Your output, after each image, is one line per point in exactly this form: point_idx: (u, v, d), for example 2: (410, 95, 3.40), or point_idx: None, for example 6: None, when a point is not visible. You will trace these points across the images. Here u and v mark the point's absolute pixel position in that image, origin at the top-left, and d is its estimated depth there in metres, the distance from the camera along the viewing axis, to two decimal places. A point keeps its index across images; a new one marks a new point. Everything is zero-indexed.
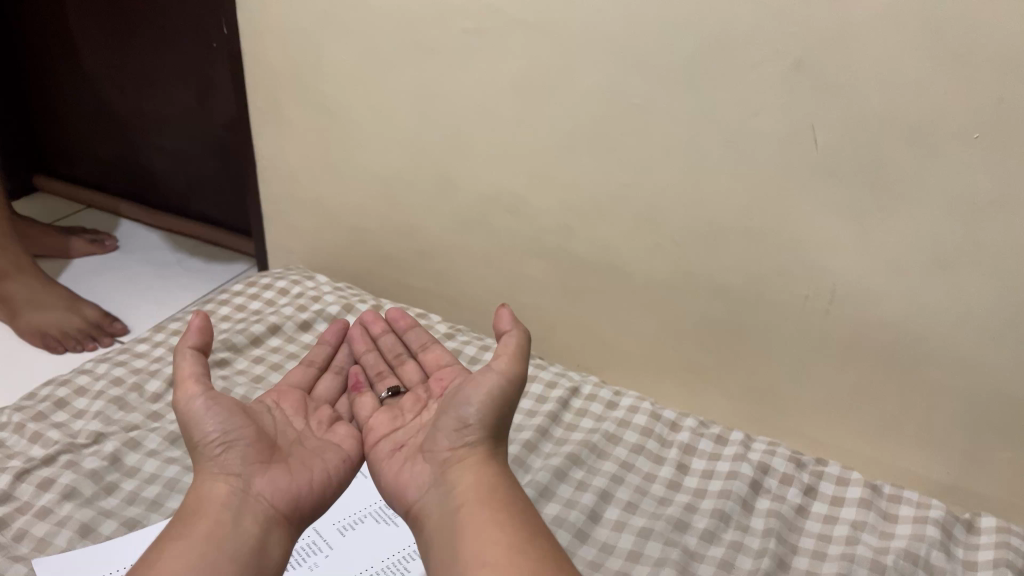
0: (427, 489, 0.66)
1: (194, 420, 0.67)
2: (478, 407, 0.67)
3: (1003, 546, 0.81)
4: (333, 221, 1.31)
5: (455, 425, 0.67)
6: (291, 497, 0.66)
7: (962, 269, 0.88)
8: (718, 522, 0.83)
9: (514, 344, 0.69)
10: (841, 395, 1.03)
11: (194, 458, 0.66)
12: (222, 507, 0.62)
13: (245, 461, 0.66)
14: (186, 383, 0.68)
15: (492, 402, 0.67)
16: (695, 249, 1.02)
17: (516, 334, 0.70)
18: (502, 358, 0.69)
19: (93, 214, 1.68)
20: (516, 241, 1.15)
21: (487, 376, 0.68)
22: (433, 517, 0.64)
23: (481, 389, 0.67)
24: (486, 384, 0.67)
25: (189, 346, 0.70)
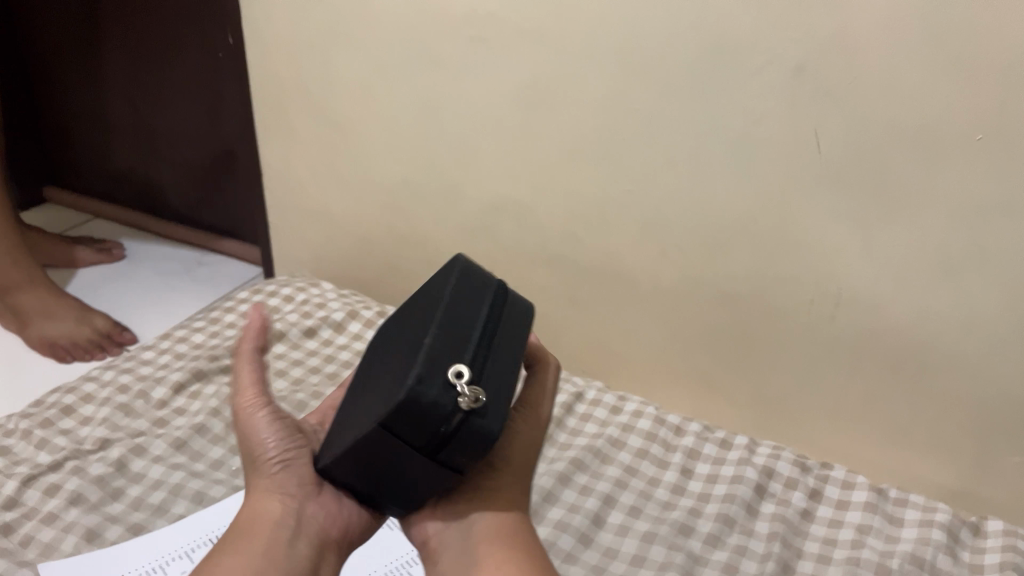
0: (444, 520, 0.63)
1: (256, 433, 0.66)
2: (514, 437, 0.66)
3: (1010, 549, 0.80)
4: (340, 231, 1.31)
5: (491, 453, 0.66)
6: (343, 519, 0.65)
7: (966, 274, 0.88)
8: (723, 527, 0.83)
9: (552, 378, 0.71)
10: (847, 400, 1.02)
11: (251, 469, 0.65)
12: (276, 527, 0.61)
13: (303, 482, 0.64)
14: (249, 396, 0.68)
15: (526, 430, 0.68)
16: (701, 255, 1.02)
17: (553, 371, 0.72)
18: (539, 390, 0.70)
19: (102, 226, 1.69)
20: (522, 248, 1.15)
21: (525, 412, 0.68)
22: (451, 555, 0.62)
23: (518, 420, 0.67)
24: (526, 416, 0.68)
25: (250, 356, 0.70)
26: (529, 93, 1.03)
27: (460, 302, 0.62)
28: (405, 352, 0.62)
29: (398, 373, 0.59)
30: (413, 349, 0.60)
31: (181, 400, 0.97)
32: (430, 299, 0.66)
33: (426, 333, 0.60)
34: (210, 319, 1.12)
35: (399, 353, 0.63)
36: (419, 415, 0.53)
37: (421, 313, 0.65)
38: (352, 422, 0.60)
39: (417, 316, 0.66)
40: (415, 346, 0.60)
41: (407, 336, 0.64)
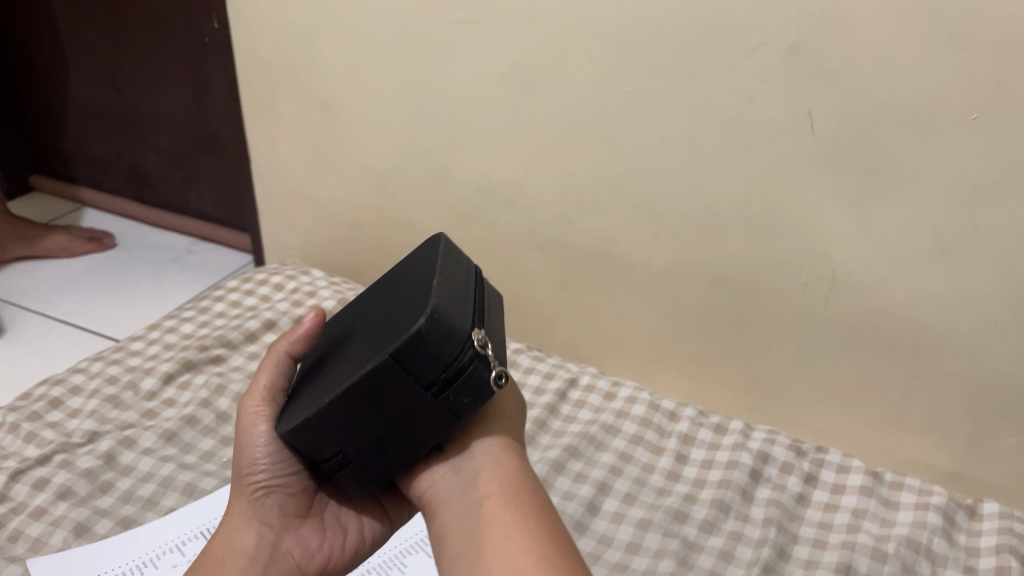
0: (442, 469, 0.59)
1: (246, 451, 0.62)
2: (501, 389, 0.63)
3: (1006, 532, 0.80)
4: (330, 218, 1.30)
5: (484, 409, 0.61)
6: (325, 553, 0.65)
7: (962, 255, 0.87)
8: (718, 513, 0.82)
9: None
10: (843, 384, 1.02)
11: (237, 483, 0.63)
12: (246, 561, 0.61)
13: (281, 515, 0.63)
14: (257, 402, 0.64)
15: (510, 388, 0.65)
16: (694, 238, 1.01)
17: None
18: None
19: (90, 215, 1.67)
20: (514, 233, 1.14)
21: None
22: (449, 509, 0.57)
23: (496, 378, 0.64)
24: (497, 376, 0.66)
25: (279, 354, 0.65)
26: (519, 75, 1.01)
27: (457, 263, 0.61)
28: (392, 308, 0.59)
29: (391, 323, 0.56)
30: (406, 302, 0.58)
31: (171, 391, 0.96)
32: (411, 272, 0.64)
33: (424, 283, 0.58)
34: (199, 309, 1.11)
35: (382, 315, 0.60)
36: (435, 348, 0.51)
37: (403, 283, 0.63)
38: (334, 376, 0.56)
39: (399, 287, 0.63)
40: (407, 298, 0.58)
41: (390, 301, 0.62)
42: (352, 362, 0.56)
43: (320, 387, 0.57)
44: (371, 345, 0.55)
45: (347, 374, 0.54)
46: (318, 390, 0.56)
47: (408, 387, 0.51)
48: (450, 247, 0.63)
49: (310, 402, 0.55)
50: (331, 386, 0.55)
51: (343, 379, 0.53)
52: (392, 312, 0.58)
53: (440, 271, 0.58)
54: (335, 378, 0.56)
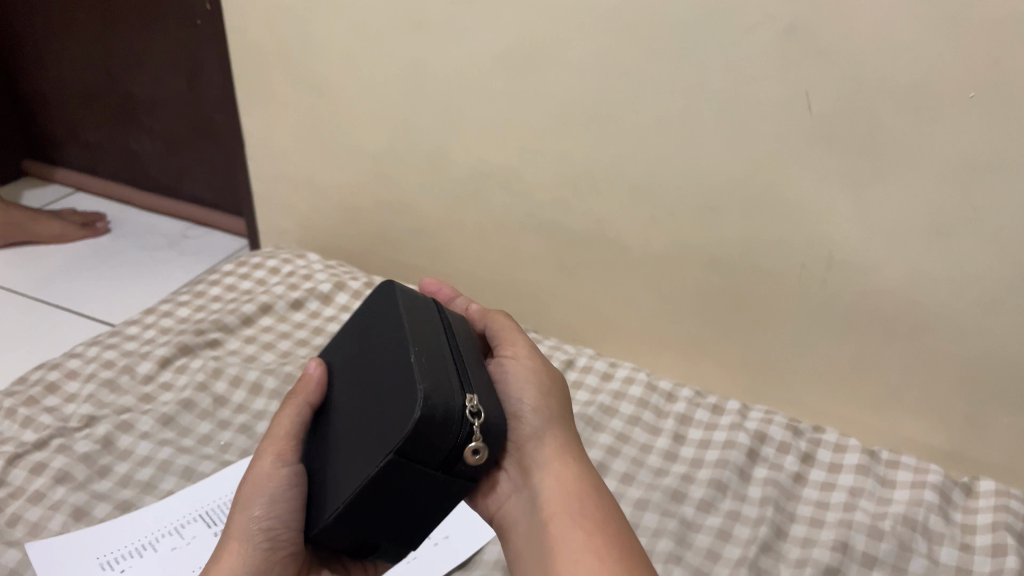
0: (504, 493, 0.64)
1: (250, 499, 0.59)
2: (523, 385, 0.64)
3: (1002, 509, 0.80)
4: (325, 201, 1.29)
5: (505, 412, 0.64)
6: None
7: (958, 234, 0.87)
8: (716, 492, 0.83)
9: (504, 322, 0.71)
10: (839, 364, 1.02)
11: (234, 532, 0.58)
12: None
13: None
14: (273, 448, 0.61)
15: (539, 371, 0.66)
16: (691, 219, 1.01)
17: (502, 318, 0.71)
18: (504, 333, 0.69)
19: (84, 199, 1.66)
20: (511, 215, 1.14)
21: (515, 352, 0.67)
22: (520, 530, 0.62)
23: (518, 368, 0.65)
24: (514, 352, 0.67)
25: (301, 403, 0.64)
26: (514, 56, 1.01)
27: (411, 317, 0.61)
28: (375, 380, 0.59)
29: (381, 401, 0.56)
30: (389, 375, 0.58)
31: (167, 374, 0.95)
32: (381, 331, 0.64)
33: (403, 353, 0.57)
34: (195, 293, 1.10)
35: (368, 387, 0.60)
36: (430, 434, 0.52)
37: (375, 344, 0.63)
38: (344, 463, 0.57)
39: (372, 347, 0.63)
40: (389, 371, 0.58)
41: (370, 367, 0.61)
42: (356, 444, 0.56)
43: (335, 473, 0.57)
44: (369, 429, 0.56)
45: (357, 464, 0.55)
46: (335, 478, 0.57)
47: (423, 470, 0.53)
48: (410, 309, 0.62)
49: (332, 492, 0.56)
50: (347, 475, 0.55)
51: (358, 471, 0.54)
52: (378, 388, 0.58)
53: (414, 342, 0.57)
54: (345, 464, 0.56)
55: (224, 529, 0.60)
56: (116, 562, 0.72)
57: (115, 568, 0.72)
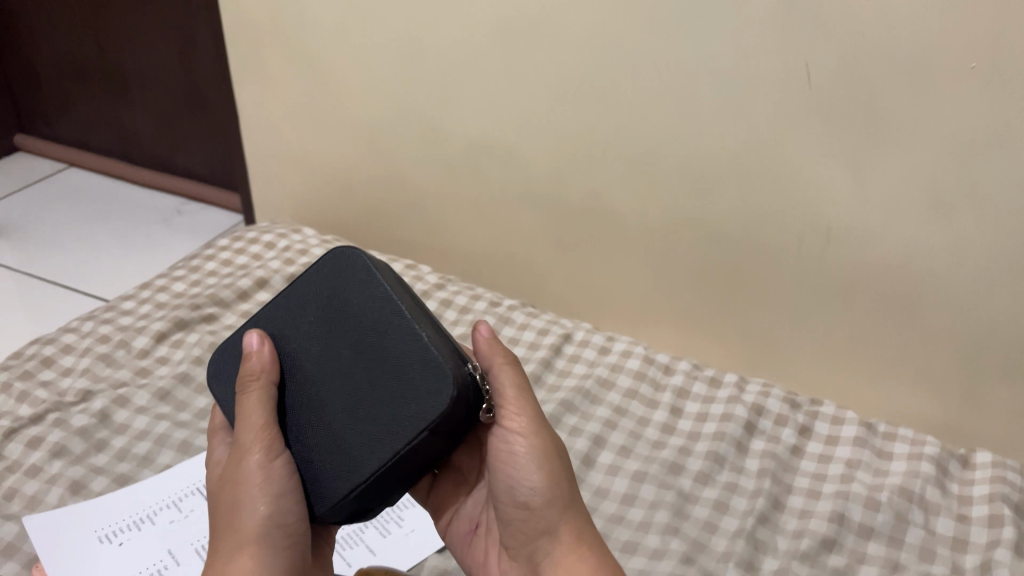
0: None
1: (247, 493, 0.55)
2: (531, 477, 0.58)
3: (999, 481, 0.80)
4: (321, 176, 1.28)
5: (512, 502, 0.59)
6: None
7: (957, 207, 0.87)
8: (713, 465, 0.83)
9: (512, 382, 0.60)
10: (837, 337, 1.02)
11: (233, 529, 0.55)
12: None
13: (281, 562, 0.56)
14: (259, 436, 0.57)
15: (547, 453, 0.59)
16: (689, 193, 1.00)
17: (510, 376, 0.60)
18: (507, 400, 0.59)
19: (77, 174, 1.65)
20: (507, 190, 1.13)
21: (521, 428, 0.59)
22: None
23: (525, 455, 0.58)
24: (520, 426, 0.59)
25: (268, 381, 0.59)
26: (511, 28, 0.99)
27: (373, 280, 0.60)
28: (355, 350, 0.58)
29: (379, 373, 0.57)
30: (378, 347, 0.57)
31: (163, 349, 0.95)
32: (338, 292, 0.61)
33: (394, 325, 0.57)
34: (190, 268, 1.10)
35: (343, 355, 0.59)
36: (462, 406, 0.55)
37: (333, 307, 0.60)
38: (344, 436, 0.57)
39: (330, 310, 0.60)
40: (378, 342, 0.58)
41: (339, 334, 0.59)
42: (356, 416, 0.57)
43: (330, 446, 0.58)
44: (373, 402, 0.57)
45: (369, 438, 0.56)
46: (335, 451, 0.57)
47: (446, 440, 0.57)
48: (378, 269, 0.59)
49: (339, 465, 0.57)
50: (357, 447, 0.56)
51: (377, 447, 0.56)
52: (365, 358, 0.58)
53: (406, 312, 0.57)
54: (347, 436, 0.57)
55: (220, 533, 0.56)
56: (114, 535, 0.72)
57: (114, 541, 0.72)
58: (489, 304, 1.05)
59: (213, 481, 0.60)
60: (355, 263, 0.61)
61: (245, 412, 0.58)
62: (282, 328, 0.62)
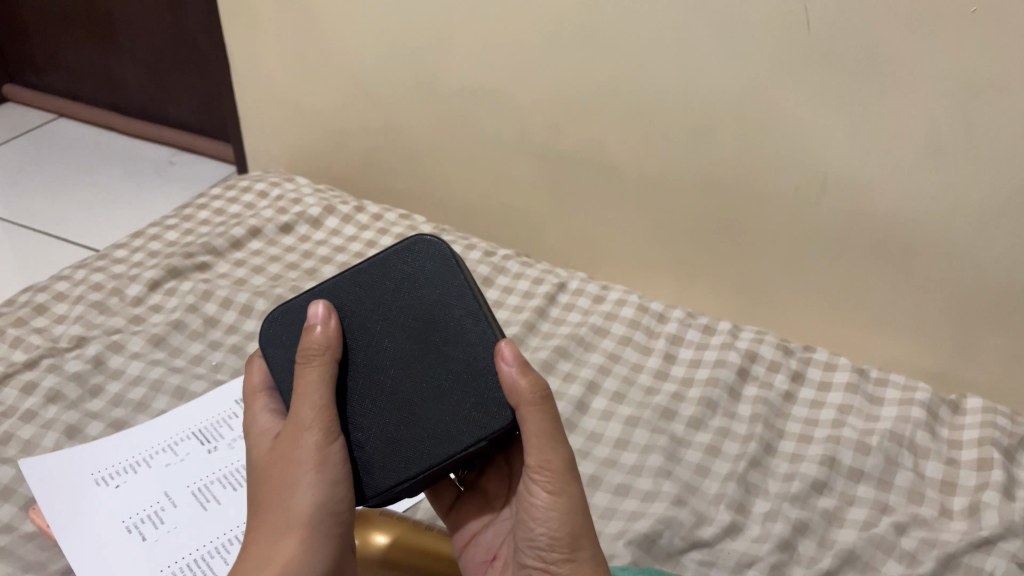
0: None
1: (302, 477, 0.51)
2: (551, 534, 0.51)
3: (989, 425, 0.81)
4: (314, 125, 1.27)
5: (531, 554, 0.53)
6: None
7: (955, 154, 0.86)
8: (706, 410, 0.83)
9: (538, 428, 0.52)
10: (831, 286, 1.02)
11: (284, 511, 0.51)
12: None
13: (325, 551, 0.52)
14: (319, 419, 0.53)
15: (573, 511, 0.52)
16: (686, 141, 1.00)
17: (539, 419, 0.52)
18: (533, 448, 0.52)
19: (68, 126, 1.63)
20: (503, 139, 1.12)
21: (546, 480, 0.52)
22: None
23: (546, 509, 0.51)
24: (543, 473, 0.52)
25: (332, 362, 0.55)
26: None
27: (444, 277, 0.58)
28: (423, 347, 0.57)
29: (445, 375, 0.56)
30: (451, 349, 0.57)
31: (157, 297, 0.95)
32: (413, 282, 0.58)
33: (471, 331, 0.57)
34: (183, 217, 1.09)
35: (409, 350, 0.57)
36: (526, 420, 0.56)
37: (404, 296, 0.58)
38: (393, 433, 0.56)
39: (402, 299, 0.58)
40: (451, 344, 0.57)
41: (409, 325, 0.57)
42: (412, 412, 0.56)
43: (378, 437, 0.56)
44: (434, 401, 0.56)
45: (424, 435, 0.55)
46: (384, 442, 0.55)
47: (493, 448, 0.57)
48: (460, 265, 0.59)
49: (382, 457, 0.55)
50: (408, 443, 0.55)
51: (433, 446, 0.55)
52: (433, 357, 0.57)
53: (487, 322, 0.57)
54: (396, 431, 0.56)
55: (267, 515, 0.52)
56: (110, 478, 0.73)
57: (110, 483, 0.72)
58: (484, 253, 1.05)
59: (258, 455, 0.55)
60: (438, 258, 0.59)
61: (307, 393, 0.53)
62: (344, 302, 0.58)
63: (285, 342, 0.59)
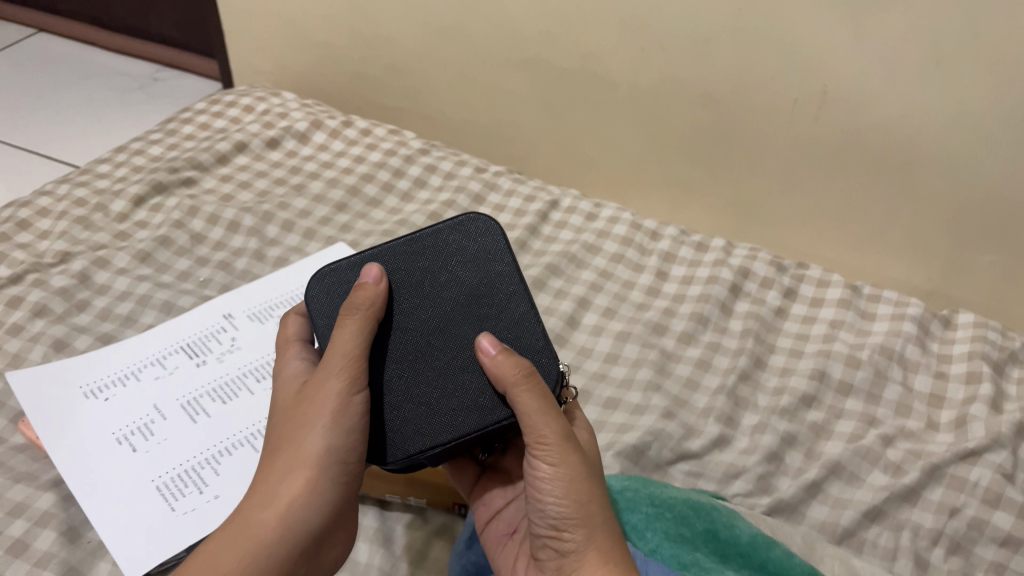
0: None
1: (316, 422, 0.49)
2: (558, 506, 0.47)
3: (980, 339, 0.81)
4: (301, 38, 1.23)
5: (541, 528, 0.49)
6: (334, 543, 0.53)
7: (959, 65, 0.83)
8: (697, 326, 0.83)
9: (532, 405, 0.49)
10: (825, 204, 1.01)
11: (294, 448, 0.50)
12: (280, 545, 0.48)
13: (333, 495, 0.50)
14: (346, 370, 0.50)
15: (579, 478, 0.48)
16: (682, 53, 0.97)
17: (532, 397, 0.49)
18: (529, 422, 0.49)
19: (47, 39, 1.59)
20: (494, 50, 1.09)
21: (547, 451, 0.48)
22: None
23: (550, 480, 0.48)
24: (542, 447, 0.48)
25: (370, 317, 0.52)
26: None
27: (491, 254, 0.57)
28: (466, 318, 0.55)
29: None
30: (495, 323, 0.55)
31: (142, 213, 0.93)
32: (460, 255, 0.56)
33: (514, 310, 0.55)
34: (166, 131, 1.06)
35: (452, 320, 0.55)
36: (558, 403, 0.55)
37: (449, 268, 0.56)
38: (429, 400, 0.53)
39: (446, 271, 0.56)
40: (495, 320, 0.55)
41: (454, 296, 0.55)
42: (449, 381, 0.53)
43: (411, 402, 0.53)
44: (472, 372, 0.53)
45: (459, 404, 0.53)
46: (418, 408, 0.53)
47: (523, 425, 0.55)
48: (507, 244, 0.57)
49: (414, 423, 0.53)
50: (441, 411, 0.53)
51: (467, 416, 0.53)
52: (474, 330, 0.54)
53: (531, 304, 0.55)
54: (430, 399, 0.53)
55: (278, 451, 0.50)
56: (99, 391, 0.72)
57: (100, 397, 0.72)
58: (475, 170, 1.03)
59: (284, 395, 0.54)
60: (486, 236, 0.57)
61: (339, 342, 0.51)
62: (393, 265, 0.56)
63: (327, 299, 0.56)
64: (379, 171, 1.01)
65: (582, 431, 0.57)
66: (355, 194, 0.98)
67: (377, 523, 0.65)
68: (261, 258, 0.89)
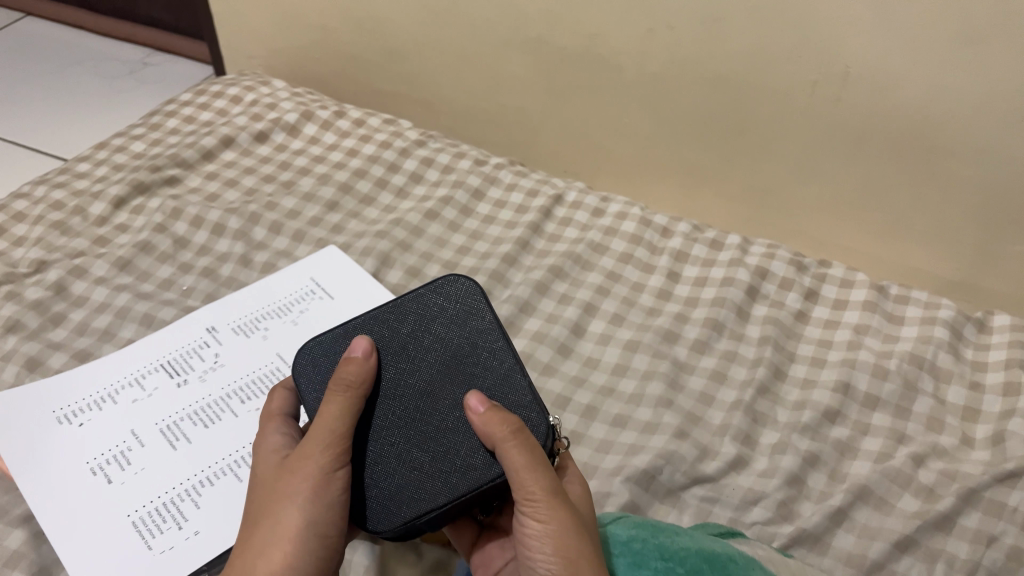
0: None
1: (297, 495, 0.46)
2: (547, 563, 0.45)
3: (1017, 345, 0.75)
4: (292, 22, 1.17)
5: None
6: None
7: (992, 44, 0.77)
8: (711, 333, 0.77)
9: (520, 461, 0.46)
10: (845, 192, 0.95)
11: (272, 522, 0.46)
12: None
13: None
14: (330, 442, 0.48)
15: (570, 534, 0.45)
16: (692, 34, 0.90)
17: (520, 453, 0.46)
18: (516, 479, 0.46)
19: (33, 24, 1.53)
20: (493, 33, 1.03)
21: (535, 508, 0.46)
22: None
23: (540, 538, 0.45)
24: (532, 504, 0.46)
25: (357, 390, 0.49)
26: None
27: (473, 313, 0.55)
28: (453, 379, 0.52)
29: None
30: (483, 381, 0.52)
31: (123, 216, 0.88)
32: (444, 317, 0.54)
33: (499, 365, 0.53)
34: (150, 126, 1.01)
35: (439, 381, 0.52)
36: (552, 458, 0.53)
37: (434, 329, 0.54)
38: (422, 463, 0.50)
39: (430, 332, 0.54)
40: (482, 377, 0.52)
41: (439, 357, 0.53)
42: (441, 443, 0.51)
43: (403, 467, 0.50)
44: (463, 433, 0.51)
45: (452, 467, 0.50)
46: (410, 472, 0.50)
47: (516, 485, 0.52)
48: (487, 301, 0.56)
49: (409, 489, 0.50)
50: (434, 474, 0.50)
51: (461, 477, 0.50)
52: (462, 390, 0.52)
53: (517, 356, 0.53)
54: (424, 463, 0.50)
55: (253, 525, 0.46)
56: (74, 416, 0.68)
57: (74, 422, 0.68)
58: (474, 163, 0.97)
59: (264, 471, 0.50)
60: (468, 298, 0.55)
61: (324, 416, 0.48)
62: (377, 333, 0.53)
63: (313, 372, 0.54)
64: (372, 166, 0.95)
65: (574, 483, 0.52)
66: (347, 191, 0.92)
67: (368, 560, 0.60)
68: (248, 264, 0.84)
